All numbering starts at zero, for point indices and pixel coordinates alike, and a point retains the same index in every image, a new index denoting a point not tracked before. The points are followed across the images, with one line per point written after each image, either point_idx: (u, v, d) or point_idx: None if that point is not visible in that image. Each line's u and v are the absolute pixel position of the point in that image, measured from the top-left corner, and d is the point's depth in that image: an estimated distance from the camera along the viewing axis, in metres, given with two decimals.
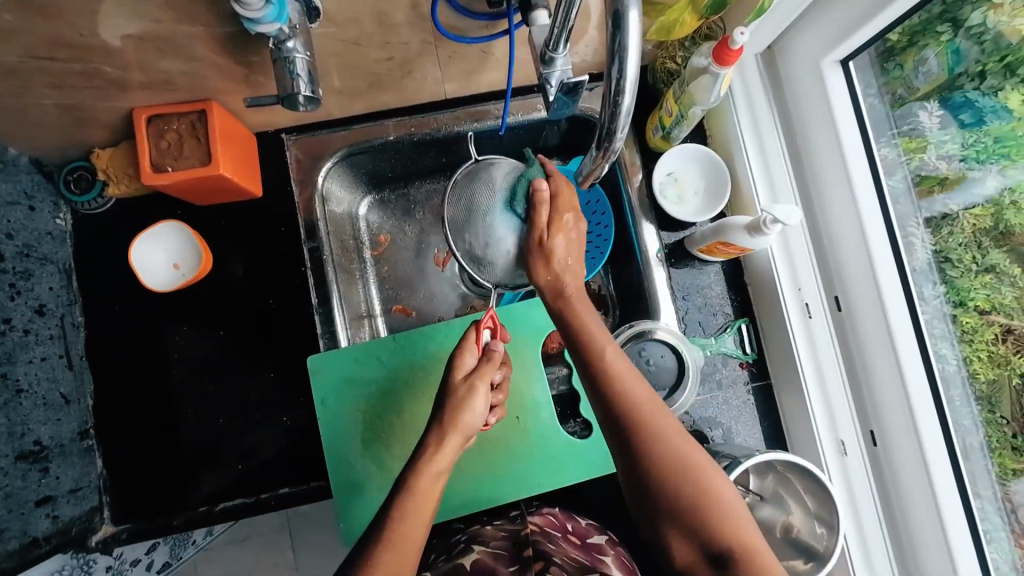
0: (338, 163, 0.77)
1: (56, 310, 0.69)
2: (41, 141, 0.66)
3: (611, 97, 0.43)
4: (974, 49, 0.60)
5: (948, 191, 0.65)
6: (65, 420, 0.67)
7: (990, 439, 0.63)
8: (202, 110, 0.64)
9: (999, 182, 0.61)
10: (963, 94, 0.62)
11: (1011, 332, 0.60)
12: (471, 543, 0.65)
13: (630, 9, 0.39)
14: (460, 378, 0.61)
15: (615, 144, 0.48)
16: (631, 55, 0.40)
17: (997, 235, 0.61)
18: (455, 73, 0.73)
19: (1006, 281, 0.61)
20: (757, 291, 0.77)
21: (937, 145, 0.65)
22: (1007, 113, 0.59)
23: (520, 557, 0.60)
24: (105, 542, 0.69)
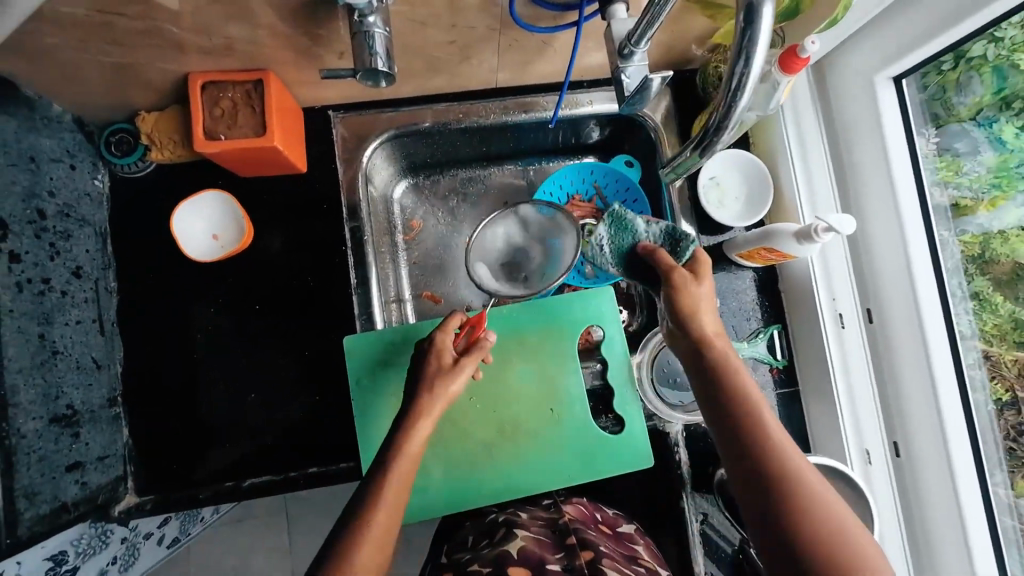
0: (384, 144, 0.77)
1: (92, 273, 0.68)
2: (88, 100, 0.64)
3: (729, 95, 0.43)
4: (996, 76, 0.63)
5: (969, 216, 0.67)
6: (95, 385, 0.66)
7: (1006, 457, 0.66)
8: (259, 79, 0.63)
9: (993, 216, 0.66)
10: (959, 124, 0.68)
11: (987, 357, 0.66)
12: (512, 529, 0.64)
13: (765, 5, 0.39)
14: (449, 361, 0.63)
15: (715, 144, 0.49)
16: (757, 54, 0.40)
17: (982, 263, 0.67)
18: (512, 62, 0.72)
19: (986, 308, 0.66)
20: (791, 299, 0.79)
21: (959, 169, 0.68)
22: (999, 144, 0.65)
23: (565, 545, 0.60)
24: (128, 512, 0.69)
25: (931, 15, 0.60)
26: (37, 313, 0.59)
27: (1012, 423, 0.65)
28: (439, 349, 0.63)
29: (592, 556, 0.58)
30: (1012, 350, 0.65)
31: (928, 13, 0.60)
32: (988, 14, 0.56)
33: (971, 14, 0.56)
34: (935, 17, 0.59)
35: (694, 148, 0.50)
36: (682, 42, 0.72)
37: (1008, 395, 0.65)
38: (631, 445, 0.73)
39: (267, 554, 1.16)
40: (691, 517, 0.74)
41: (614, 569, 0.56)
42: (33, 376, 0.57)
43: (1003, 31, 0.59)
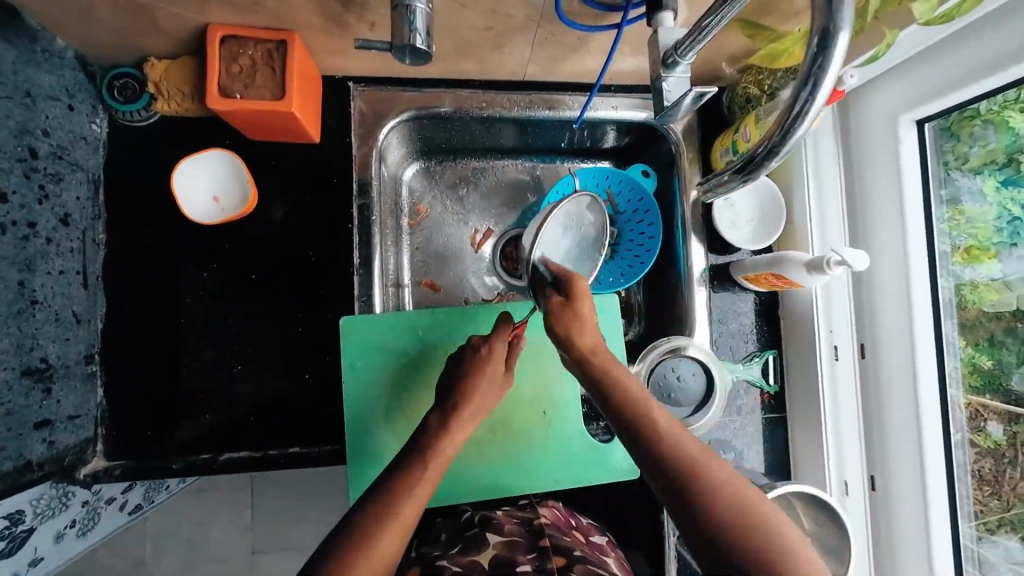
0: (402, 124, 0.74)
1: (80, 222, 0.64)
2: (94, 39, 0.60)
3: (789, 117, 0.43)
4: (998, 131, 0.65)
5: (961, 265, 0.69)
6: (73, 340, 0.63)
7: (973, 502, 0.68)
8: (283, 40, 0.60)
9: (969, 265, 0.68)
10: (949, 172, 0.69)
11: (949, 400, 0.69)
12: (485, 530, 0.63)
13: (842, 31, 0.38)
14: (500, 372, 0.64)
15: (762, 165, 0.49)
16: (826, 80, 0.40)
17: (953, 308, 0.69)
18: (543, 56, 0.70)
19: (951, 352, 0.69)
20: (789, 326, 0.79)
21: (960, 215, 0.69)
22: (981, 198, 0.68)
23: (538, 548, 0.59)
24: (95, 476, 0.65)
25: (964, 64, 0.61)
26: (18, 259, 0.55)
27: (960, 463, 0.68)
28: (492, 360, 0.63)
29: (564, 562, 0.56)
30: (969, 395, 0.68)
31: (962, 62, 0.61)
32: (1020, 69, 0.57)
33: (1004, 68, 0.57)
34: (968, 66, 0.60)
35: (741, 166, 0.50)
36: (715, 60, 0.72)
37: (961, 435, 0.68)
38: (620, 455, 0.73)
39: (229, 527, 1.13)
40: (669, 530, 0.75)
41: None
42: (8, 326, 0.54)
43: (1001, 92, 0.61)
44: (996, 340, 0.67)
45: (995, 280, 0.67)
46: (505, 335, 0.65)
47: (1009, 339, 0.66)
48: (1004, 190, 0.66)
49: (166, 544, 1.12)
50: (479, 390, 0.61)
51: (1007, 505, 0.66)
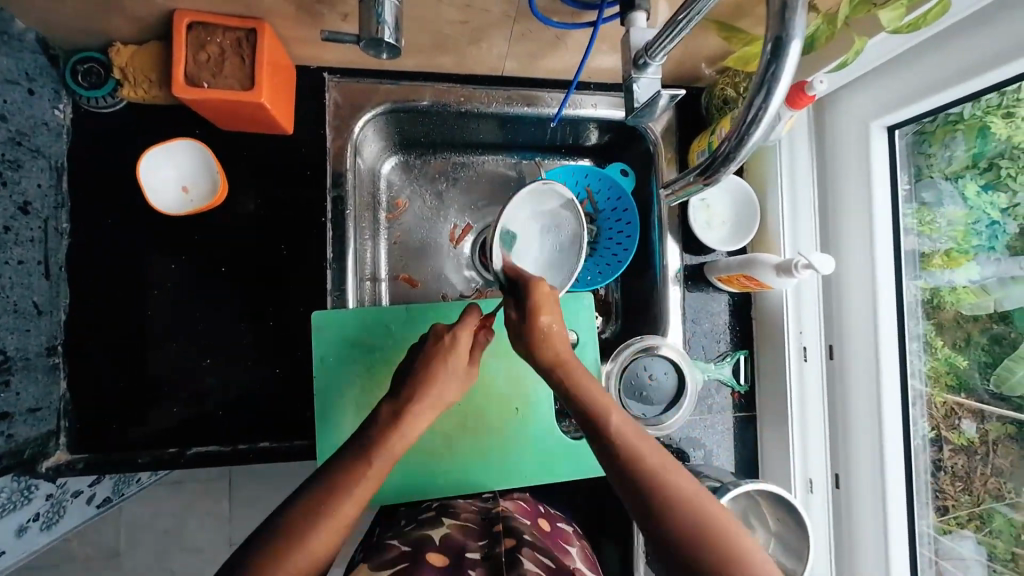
0: (379, 116, 0.73)
1: (41, 211, 0.63)
2: (55, 21, 0.58)
3: (744, 124, 0.42)
4: (986, 134, 0.64)
5: (929, 272, 0.70)
6: (34, 332, 0.62)
7: (937, 499, 0.70)
8: (252, 29, 0.59)
9: (948, 266, 0.69)
10: (930, 176, 0.70)
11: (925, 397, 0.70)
12: (444, 514, 0.65)
13: (793, 40, 0.38)
14: (462, 364, 0.63)
15: (721, 172, 0.48)
16: (779, 88, 0.40)
17: (930, 308, 0.70)
18: (521, 52, 0.70)
19: (928, 351, 0.70)
20: (761, 327, 0.80)
21: (933, 219, 0.70)
22: (961, 201, 0.68)
23: (490, 533, 0.61)
24: (57, 470, 0.64)
25: (933, 72, 0.62)
26: None
27: (932, 457, 0.70)
28: (456, 350, 0.63)
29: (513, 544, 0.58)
30: (943, 393, 0.70)
31: (931, 70, 0.62)
32: (988, 78, 0.58)
33: (970, 78, 0.58)
34: (937, 75, 0.61)
35: (698, 173, 0.49)
36: (693, 61, 0.72)
37: (933, 432, 0.70)
38: (591, 452, 0.74)
39: (204, 519, 1.12)
40: None
41: (531, 558, 0.56)
42: None
43: (983, 97, 0.61)
44: (974, 341, 0.67)
45: (972, 283, 0.67)
46: (469, 328, 0.64)
47: (985, 341, 0.66)
48: (985, 193, 0.66)
49: (140, 536, 1.11)
50: (440, 379, 0.61)
51: (976, 501, 0.68)
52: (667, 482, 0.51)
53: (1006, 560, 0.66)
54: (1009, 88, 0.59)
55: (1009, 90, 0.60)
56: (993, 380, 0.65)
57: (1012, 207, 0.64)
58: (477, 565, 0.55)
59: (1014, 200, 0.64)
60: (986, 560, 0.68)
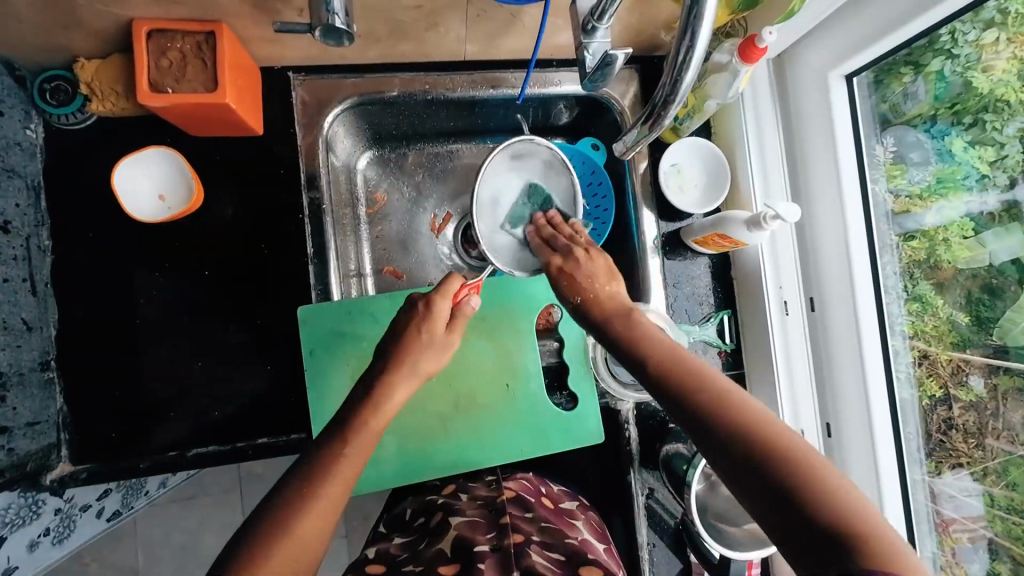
0: (346, 111, 0.74)
1: (22, 229, 0.64)
2: (17, 40, 0.60)
3: (676, 69, 0.44)
4: (954, 86, 0.66)
5: (897, 220, 0.72)
6: (25, 347, 0.63)
7: (928, 448, 0.71)
8: (211, 32, 0.60)
9: (936, 218, 0.70)
10: (915, 132, 0.70)
11: (926, 356, 0.70)
12: (449, 517, 0.64)
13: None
14: (441, 330, 0.64)
15: (664, 119, 0.51)
16: (703, 31, 0.41)
17: (928, 269, 0.70)
18: (480, 33, 0.71)
19: (927, 311, 0.70)
20: (741, 286, 0.81)
21: (906, 174, 0.71)
22: (948, 157, 0.68)
23: (498, 525, 0.61)
24: (61, 481, 0.66)
25: (881, 15, 0.63)
26: None
27: (942, 416, 0.70)
28: (431, 318, 0.63)
29: (522, 540, 0.59)
30: (949, 351, 0.69)
31: (878, 15, 0.63)
32: (933, 16, 0.59)
33: (915, 17, 0.59)
34: (883, 19, 0.63)
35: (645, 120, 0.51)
36: (649, 28, 0.73)
37: (940, 391, 0.69)
38: (582, 422, 0.75)
39: (217, 531, 1.13)
40: (636, 491, 0.76)
41: (541, 558, 0.56)
42: None
43: (958, 49, 0.63)
44: (974, 297, 0.67)
45: (967, 238, 0.67)
46: (448, 294, 0.65)
47: (986, 296, 0.66)
48: (971, 147, 0.66)
49: (156, 553, 1.12)
50: (416, 348, 0.63)
51: (988, 454, 0.67)
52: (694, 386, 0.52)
53: (1020, 513, 0.65)
54: (987, 39, 0.62)
55: (985, 42, 0.62)
56: (994, 335, 0.65)
57: (999, 159, 0.64)
58: (489, 561, 0.55)
59: (1002, 152, 0.64)
60: (983, 503, 0.68)
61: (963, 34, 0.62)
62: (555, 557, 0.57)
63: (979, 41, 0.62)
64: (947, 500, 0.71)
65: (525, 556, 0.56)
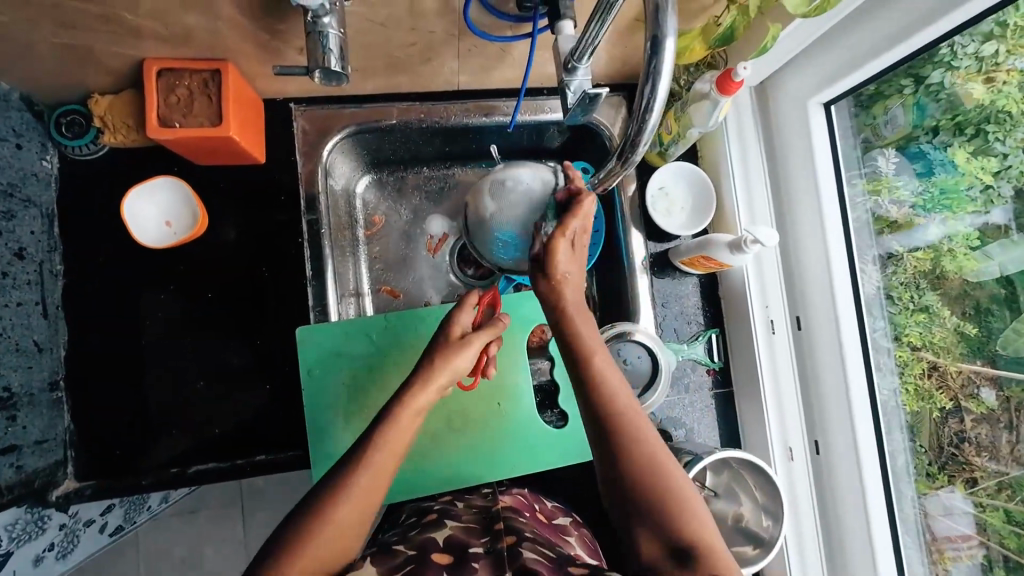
0: (345, 139, 0.78)
1: (36, 255, 0.68)
2: (36, 79, 0.64)
3: (641, 114, 0.47)
4: (932, 106, 0.68)
5: (895, 233, 0.73)
6: (36, 368, 0.66)
7: (915, 465, 0.72)
8: (216, 69, 0.64)
9: (940, 230, 0.70)
10: (918, 145, 0.70)
11: (935, 368, 0.70)
12: (443, 519, 0.66)
13: (668, 38, 0.42)
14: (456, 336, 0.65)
15: (632, 158, 0.53)
16: (662, 81, 0.44)
17: (933, 279, 0.70)
18: (472, 66, 0.74)
19: (936, 322, 0.70)
20: (729, 307, 0.83)
21: (893, 190, 0.73)
22: (952, 167, 0.68)
23: (491, 531, 0.63)
24: (66, 497, 0.69)
25: (852, 48, 0.65)
26: None
27: (953, 430, 0.69)
28: (450, 327, 0.66)
29: (514, 541, 0.59)
30: (958, 361, 0.68)
31: (850, 47, 0.66)
32: (901, 50, 0.61)
33: (884, 51, 0.62)
34: (855, 51, 0.65)
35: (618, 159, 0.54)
36: (634, 59, 0.77)
37: (951, 403, 0.69)
38: (572, 439, 0.77)
39: (218, 546, 1.14)
40: None
41: (532, 552, 0.57)
42: None
43: (957, 61, 0.63)
44: (982, 307, 0.66)
45: (973, 249, 0.67)
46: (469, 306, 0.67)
47: (995, 306, 0.66)
48: (973, 158, 0.66)
49: (158, 567, 1.13)
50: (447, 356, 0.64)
51: (1002, 469, 0.65)
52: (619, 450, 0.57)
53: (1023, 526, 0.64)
54: (986, 52, 0.61)
55: (986, 55, 0.62)
56: (996, 345, 0.65)
57: (1002, 170, 0.64)
58: (483, 562, 0.56)
59: (1005, 163, 0.64)
60: (975, 519, 0.68)
61: (962, 47, 0.62)
62: (546, 554, 0.58)
63: (979, 54, 0.62)
64: (956, 516, 0.70)
65: (517, 553, 0.56)
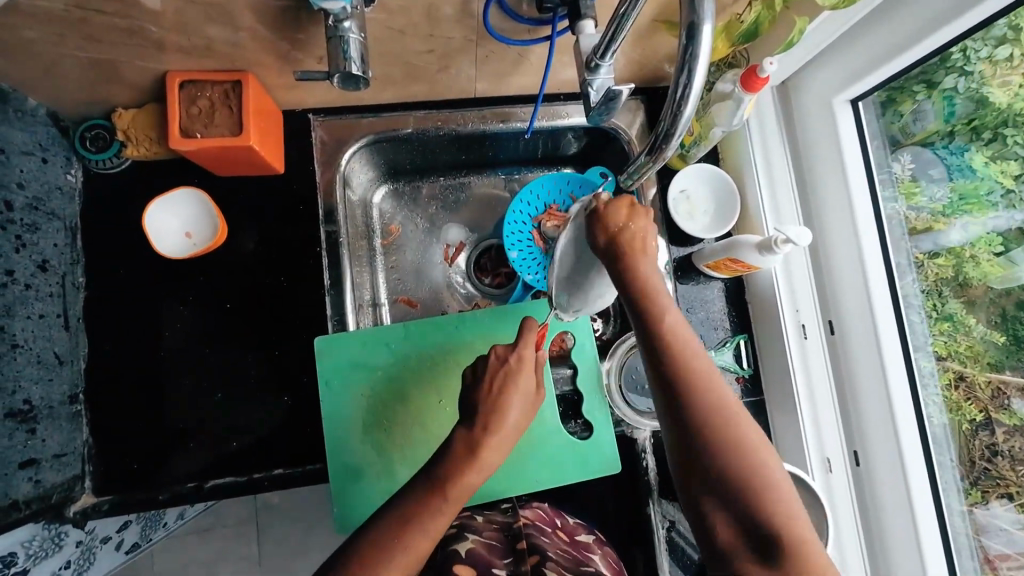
0: (362, 148, 0.78)
1: (59, 267, 0.68)
2: (63, 95, 0.65)
3: (676, 103, 0.45)
4: (962, 105, 0.66)
5: (918, 237, 0.71)
6: (56, 380, 0.66)
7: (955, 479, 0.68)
8: (237, 81, 0.64)
9: (961, 235, 0.68)
10: (934, 149, 0.70)
11: (962, 378, 0.67)
12: (464, 533, 0.64)
13: (705, 23, 0.41)
14: (527, 374, 0.61)
15: (667, 149, 0.51)
16: (700, 66, 0.42)
17: (957, 285, 0.68)
18: (489, 72, 0.74)
19: (960, 330, 0.68)
20: (757, 311, 0.80)
21: (916, 195, 0.71)
22: (970, 172, 0.67)
23: (515, 550, 0.61)
24: (83, 513, 0.68)
25: (874, 44, 0.64)
26: None
27: (984, 442, 0.66)
28: (521, 364, 0.61)
29: (538, 560, 0.59)
30: (985, 371, 0.66)
31: (875, 44, 0.64)
32: (931, 44, 0.59)
33: (911, 46, 0.60)
34: (882, 48, 0.63)
35: (648, 152, 0.52)
36: (652, 62, 0.76)
37: (981, 415, 0.66)
38: (598, 452, 0.74)
39: (234, 565, 1.12)
40: (657, 524, 0.73)
41: None
42: None
43: (970, 67, 0.63)
44: (1008, 314, 0.64)
45: (996, 255, 0.65)
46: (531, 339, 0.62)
47: None
48: (991, 163, 0.65)
49: None
50: (514, 393, 0.60)
51: None
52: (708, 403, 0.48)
53: None
54: (999, 55, 0.61)
55: (1000, 59, 0.61)
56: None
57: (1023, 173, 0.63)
58: None
59: None
60: (1012, 530, 0.65)
61: (975, 52, 0.61)
62: None
63: (991, 58, 0.61)
64: (994, 533, 0.66)
65: None
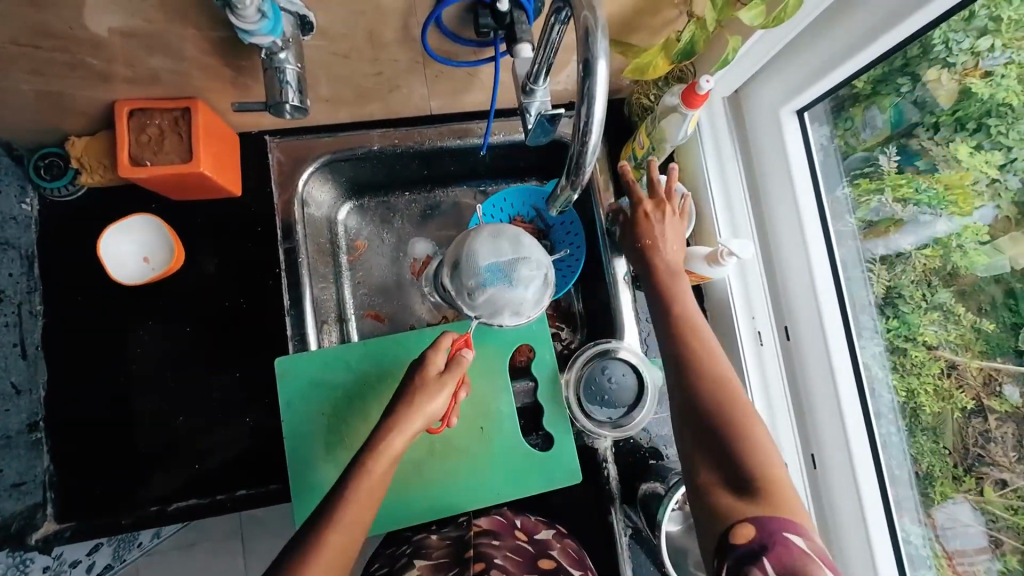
0: (320, 168, 0.78)
1: (14, 297, 0.68)
2: (13, 127, 0.65)
3: (581, 131, 0.46)
4: (914, 111, 0.65)
5: (900, 230, 0.69)
6: (13, 411, 0.66)
7: (931, 467, 0.67)
8: (186, 107, 0.65)
9: (948, 225, 0.64)
10: (918, 144, 0.66)
11: (955, 367, 0.64)
12: (413, 557, 0.66)
13: (599, 59, 0.42)
14: (433, 374, 0.64)
15: (584, 172, 0.51)
16: (597, 101, 0.44)
17: (946, 276, 0.65)
18: (441, 91, 0.75)
19: (951, 320, 0.64)
20: (714, 318, 0.82)
21: (890, 189, 0.69)
22: (956, 163, 0.63)
23: (462, 561, 0.64)
24: (46, 540, 0.68)
25: (812, 59, 0.66)
26: None
27: (977, 430, 0.62)
28: (425, 362, 0.64)
29: (484, 567, 0.62)
30: (979, 357, 0.62)
31: (813, 59, 0.66)
32: (862, 58, 0.61)
33: (845, 59, 0.62)
34: (826, 56, 0.64)
35: (569, 173, 0.52)
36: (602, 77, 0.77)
37: (973, 402, 0.62)
38: (560, 461, 0.75)
39: None
40: (618, 531, 0.75)
41: None
42: None
43: (953, 58, 0.60)
44: (999, 302, 0.60)
45: (983, 243, 0.62)
46: (443, 347, 0.65)
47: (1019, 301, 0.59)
48: (978, 151, 0.61)
49: None
50: (419, 390, 0.62)
51: None
52: (704, 352, 0.62)
53: None
54: (982, 47, 0.59)
55: (981, 50, 0.59)
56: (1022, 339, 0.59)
57: (1008, 162, 0.59)
58: None
59: (1011, 154, 0.59)
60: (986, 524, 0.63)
61: (957, 43, 0.59)
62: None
63: (975, 49, 0.59)
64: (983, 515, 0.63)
65: None
